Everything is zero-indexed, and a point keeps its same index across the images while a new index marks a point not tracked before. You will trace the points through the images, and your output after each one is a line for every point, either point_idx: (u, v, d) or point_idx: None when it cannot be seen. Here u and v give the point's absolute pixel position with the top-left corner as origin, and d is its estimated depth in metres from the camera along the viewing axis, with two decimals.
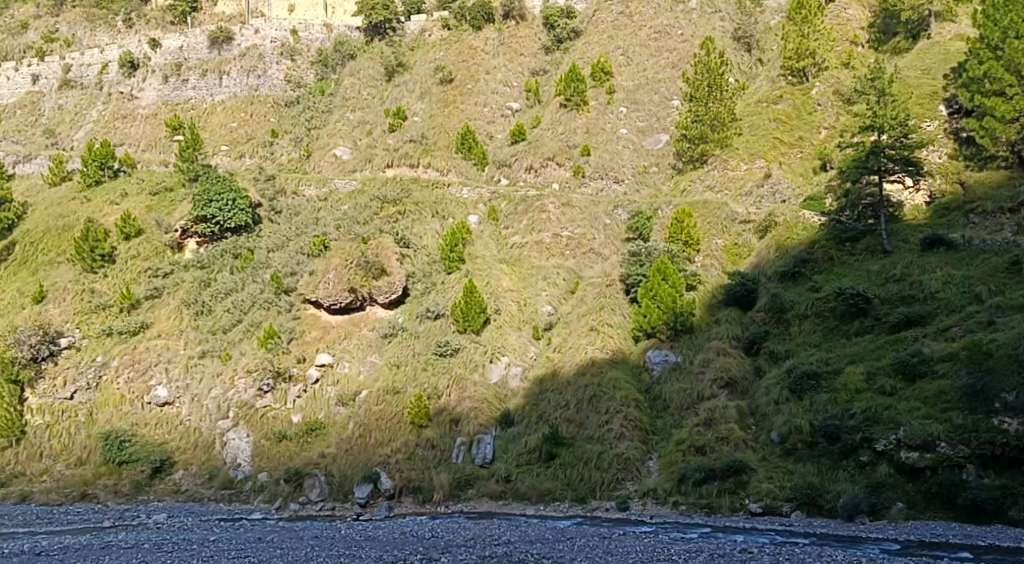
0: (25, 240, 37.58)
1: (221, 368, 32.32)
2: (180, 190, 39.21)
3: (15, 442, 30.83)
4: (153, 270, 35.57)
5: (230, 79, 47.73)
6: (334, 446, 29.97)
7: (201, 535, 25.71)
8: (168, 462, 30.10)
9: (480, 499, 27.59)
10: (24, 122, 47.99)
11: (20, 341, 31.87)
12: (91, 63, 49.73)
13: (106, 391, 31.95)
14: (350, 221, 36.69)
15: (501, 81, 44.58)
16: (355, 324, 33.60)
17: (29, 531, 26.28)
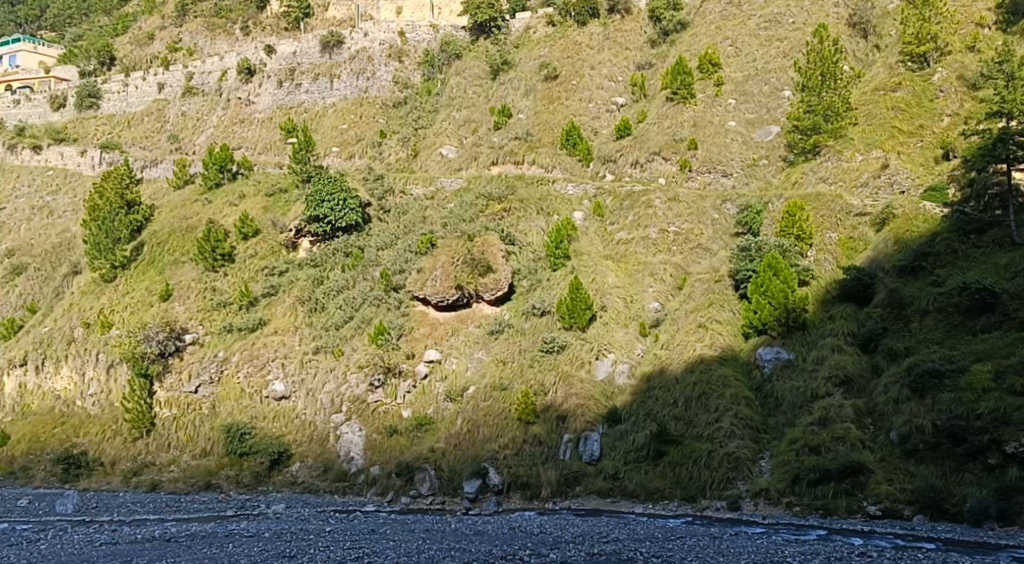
0: (153, 241, 39.35)
1: (334, 364, 33.18)
2: (294, 190, 40.42)
3: (145, 433, 32.48)
4: (270, 269, 36.82)
5: (340, 82, 48.96)
6: (444, 441, 30.39)
7: (318, 526, 26.50)
8: (285, 454, 31.06)
9: (588, 497, 27.51)
10: (150, 129, 50.23)
11: (149, 337, 33.48)
12: (212, 71, 51.84)
13: (228, 385, 33.33)
14: (456, 220, 37.07)
15: (607, 76, 44.36)
16: (462, 321, 34.09)
17: (159, 518, 27.66)
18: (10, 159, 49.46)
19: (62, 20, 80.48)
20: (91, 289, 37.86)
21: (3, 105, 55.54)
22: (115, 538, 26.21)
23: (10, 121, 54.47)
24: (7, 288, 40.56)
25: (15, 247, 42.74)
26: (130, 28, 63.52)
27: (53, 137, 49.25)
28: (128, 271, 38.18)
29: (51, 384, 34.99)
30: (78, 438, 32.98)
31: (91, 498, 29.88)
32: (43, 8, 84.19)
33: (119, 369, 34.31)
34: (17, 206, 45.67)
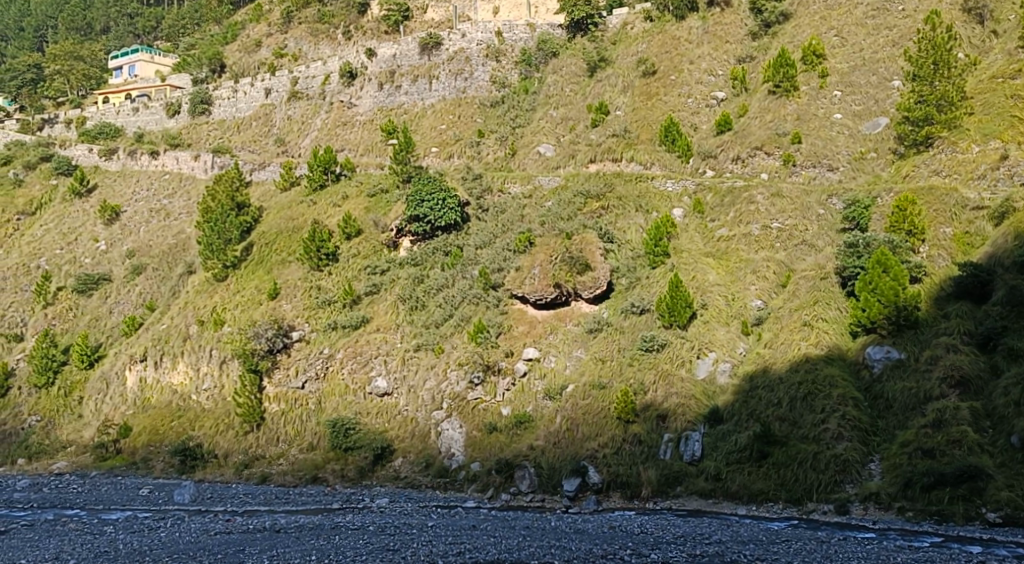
0: (261, 241, 40.66)
1: (435, 361, 33.67)
2: (395, 190, 41.15)
3: (255, 427, 33.65)
4: (372, 268, 37.62)
5: (439, 82, 49.65)
6: (543, 438, 30.42)
7: (420, 520, 26.92)
8: (389, 450, 31.68)
9: (689, 497, 27.13)
10: (258, 133, 51.89)
11: (259, 334, 34.65)
12: (316, 76, 53.14)
13: (332, 381, 34.20)
14: (554, 218, 37.08)
15: (706, 70, 43.66)
16: (560, 319, 34.13)
17: (269, 510, 28.58)
18: (129, 164, 51.04)
19: (176, 30, 84.14)
20: (204, 287, 39.43)
21: (122, 112, 57.78)
22: (228, 527, 27.20)
23: (129, 128, 56.84)
24: (128, 288, 42.57)
25: (135, 248, 44.78)
26: (238, 35, 65.98)
27: (169, 143, 51.33)
28: (238, 270, 39.58)
29: (168, 379, 36.44)
30: (193, 431, 34.38)
31: (206, 488, 31.10)
32: (157, 19, 87.67)
33: (231, 365, 35.63)
34: (136, 208, 47.52)
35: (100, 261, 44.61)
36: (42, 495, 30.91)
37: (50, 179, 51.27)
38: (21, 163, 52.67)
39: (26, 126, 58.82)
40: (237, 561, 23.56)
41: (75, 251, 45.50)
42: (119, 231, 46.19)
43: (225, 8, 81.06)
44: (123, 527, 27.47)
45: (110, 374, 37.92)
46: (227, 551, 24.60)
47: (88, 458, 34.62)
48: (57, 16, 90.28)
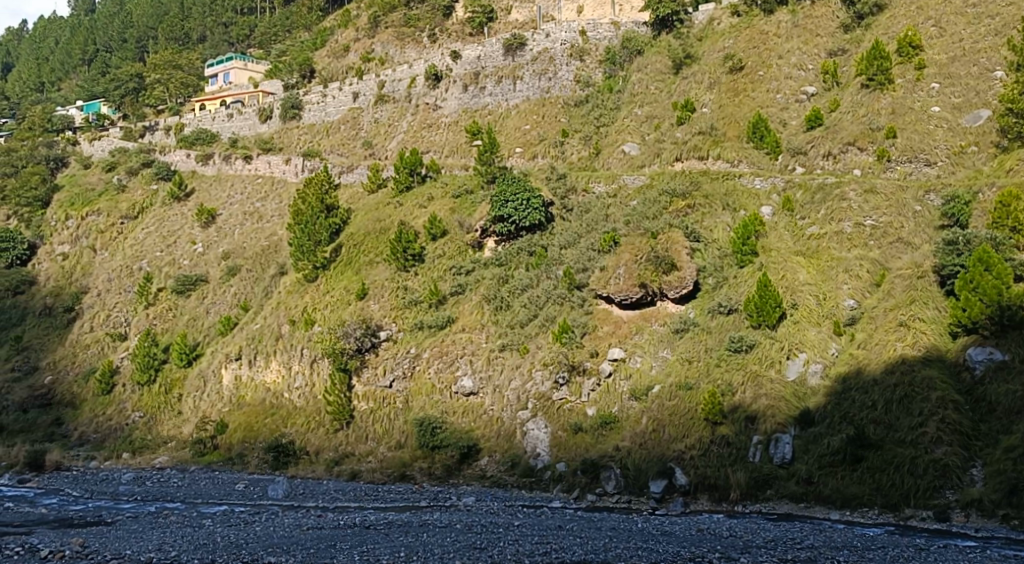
0: (349, 242, 41.49)
1: (520, 361, 33.81)
2: (480, 191, 41.43)
3: (345, 424, 34.43)
4: (458, 268, 38.03)
5: (523, 83, 49.90)
6: (629, 439, 30.14)
7: (507, 519, 27.02)
8: (475, 449, 31.92)
9: (779, 501, 26.51)
10: (346, 136, 52.94)
11: (348, 334, 35.34)
12: (402, 78, 53.93)
13: (419, 380, 34.70)
14: (640, 217, 36.80)
15: (796, 65, 42.64)
16: (646, 319, 33.79)
17: (359, 506, 29.08)
18: (224, 169, 52.62)
19: (268, 37, 86.71)
20: (295, 288, 40.48)
21: (218, 118, 59.48)
22: (320, 523, 27.77)
23: (224, 134, 58.54)
24: (223, 288, 43.91)
25: (230, 250, 46.18)
26: (328, 41, 67.90)
27: (262, 147, 52.76)
28: (328, 271, 40.46)
29: (262, 377, 37.54)
30: (286, 428, 35.33)
31: (299, 484, 31.84)
32: (250, 27, 89.88)
33: (321, 363, 36.43)
34: (231, 211, 49.00)
35: (197, 262, 46.19)
36: (145, 488, 32.14)
37: (151, 184, 53.30)
38: (124, 168, 54.96)
39: (129, 133, 61.14)
40: (329, 556, 24.05)
41: (174, 253, 47.22)
42: (215, 233, 47.71)
43: (314, 15, 82.98)
44: (220, 520, 28.33)
45: (207, 372, 39.27)
46: (319, 546, 25.12)
47: (187, 453, 35.85)
48: (157, 27, 93.48)
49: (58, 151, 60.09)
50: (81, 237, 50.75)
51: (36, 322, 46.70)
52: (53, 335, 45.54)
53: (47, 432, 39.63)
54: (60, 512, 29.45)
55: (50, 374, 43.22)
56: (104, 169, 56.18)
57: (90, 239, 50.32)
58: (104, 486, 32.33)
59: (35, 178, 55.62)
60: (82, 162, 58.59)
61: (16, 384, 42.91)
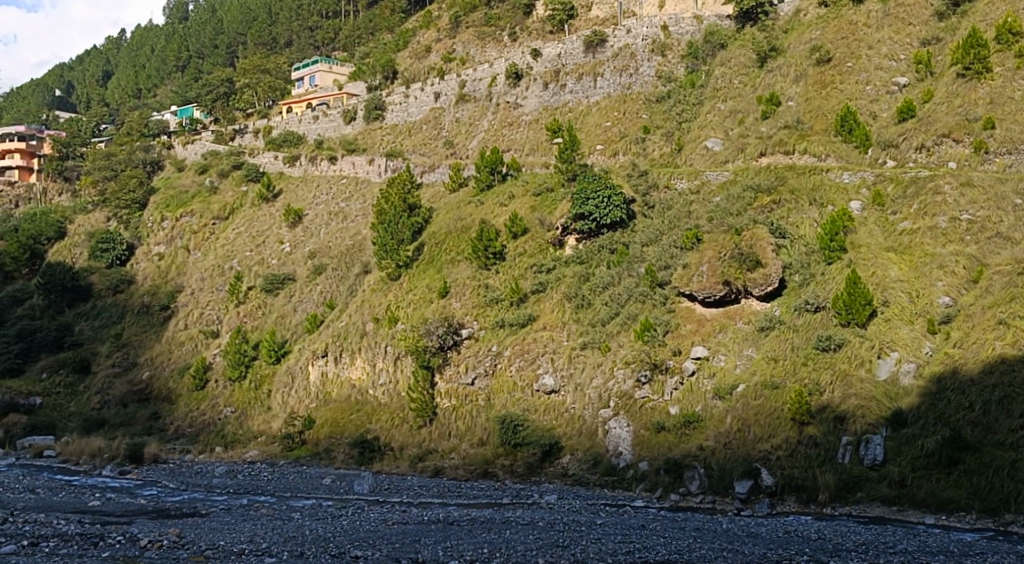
0: (432, 241, 42.02)
1: (602, 360, 33.65)
2: (560, 189, 41.40)
3: (429, 421, 34.94)
4: (539, 266, 38.20)
5: (604, 79, 49.81)
6: (713, 439, 29.55)
7: (590, 518, 26.91)
8: (557, 447, 31.90)
9: (870, 504, 25.67)
10: (428, 136, 53.59)
11: (430, 332, 36.01)
12: (483, 78, 54.43)
13: (501, 378, 34.97)
14: (723, 214, 36.24)
15: (886, 55, 41.38)
16: (730, 317, 33.17)
17: (443, 502, 29.33)
18: (311, 170, 53.70)
19: (352, 40, 88.01)
20: (379, 286, 41.23)
21: (304, 120, 60.73)
22: (404, 518, 28.12)
23: (310, 135, 59.72)
24: (310, 287, 44.90)
25: (316, 249, 47.19)
26: (410, 42, 69.36)
27: (346, 148, 53.67)
28: (410, 270, 41.11)
29: (348, 374, 38.37)
30: (371, 424, 36.00)
31: (384, 480, 32.32)
32: (334, 30, 91.08)
33: (405, 361, 36.98)
34: (317, 211, 49.98)
35: (285, 261, 47.39)
36: (237, 481, 33.11)
37: (241, 185, 54.91)
38: (216, 171, 56.83)
39: (220, 136, 62.96)
40: (414, 551, 24.36)
41: (263, 253, 48.57)
42: (301, 233, 48.82)
43: (397, 17, 83.92)
44: (309, 514, 28.97)
45: (295, 368, 40.28)
46: (404, 540, 25.47)
47: (276, 448, 36.71)
48: (246, 32, 95.98)
49: (154, 154, 62.48)
50: (176, 237, 52.94)
51: (135, 320, 48.69)
52: (150, 332, 47.39)
53: (146, 426, 41.21)
54: (159, 503, 30.57)
55: (148, 370, 44.97)
56: (197, 171, 58.19)
57: (184, 240, 52.33)
58: (198, 478, 33.42)
59: (133, 181, 57.97)
60: (176, 165, 60.82)
61: (116, 379, 44.80)
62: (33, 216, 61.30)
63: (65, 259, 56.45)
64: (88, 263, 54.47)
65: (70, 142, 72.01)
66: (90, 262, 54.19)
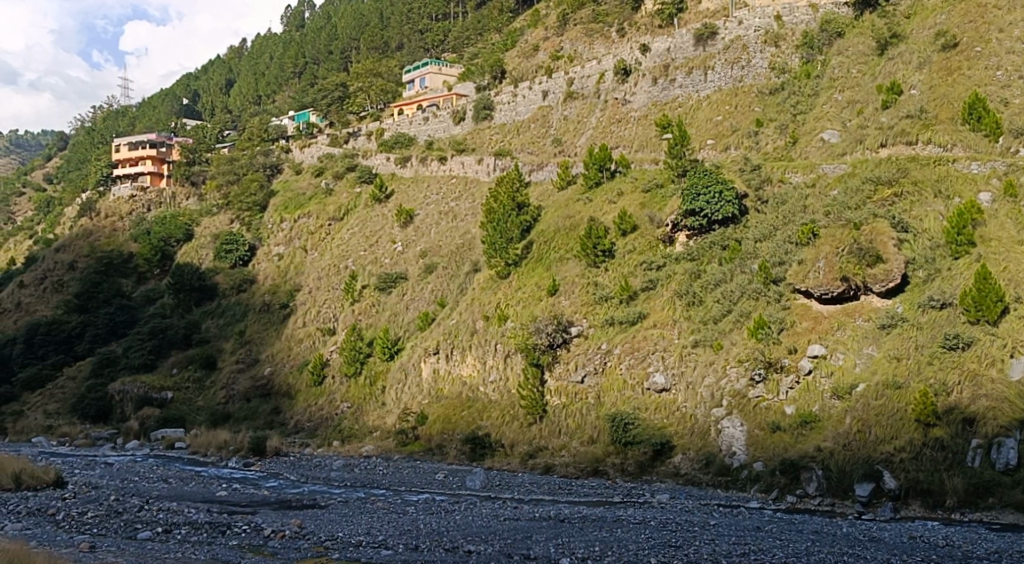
0: (540, 239, 42.32)
1: (714, 358, 33.05)
2: (670, 185, 40.96)
3: (539, 419, 35.10)
4: (649, 263, 37.89)
5: (715, 73, 49.07)
6: (832, 440, 28.45)
7: (703, 518, 26.46)
8: (668, 446, 31.44)
9: (1002, 511, 24.51)
10: (536, 135, 53.89)
11: (540, 329, 36.26)
12: (591, 75, 54.55)
13: (611, 376, 34.85)
14: (841, 207, 35.00)
15: (1019, 37, 39.22)
16: (849, 314, 31.81)
17: (554, 499, 29.41)
18: (421, 170, 54.64)
19: (461, 41, 89.92)
20: (488, 285, 41.86)
21: (415, 121, 61.97)
22: (516, 514, 28.28)
23: (420, 136, 60.86)
24: (421, 286, 45.70)
25: (426, 249, 48.06)
26: (517, 42, 70.29)
27: (456, 148, 54.36)
28: (519, 268, 41.56)
29: (459, 371, 39.06)
30: (482, 420, 36.44)
31: (495, 476, 32.57)
32: (444, 32, 92.36)
33: (515, 358, 37.41)
34: (428, 211, 50.75)
35: (397, 261, 48.38)
36: (354, 474, 34.00)
37: (354, 187, 56.25)
38: (332, 173, 58.54)
39: (335, 138, 64.77)
40: (525, 547, 24.47)
41: (376, 253, 49.76)
42: (413, 233, 49.68)
43: (504, 17, 86.16)
44: (423, 508, 29.50)
45: (408, 365, 41.19)
46: (515, 536, 25.64)
47: (391, 443, 37.53)
48: (359, 37, 98.26)
49: (274, 158, 64.87)
50: (294, 238, 54.89)
51: (257, 317, 50.66)
52: (271, 330, 49.21)
53: (268, 420, 42.80)
54: (281, 495, 31.69)
55: (269, 366, 46.66)
56: (314, 174, 60.15)
57: (302, 240, 54.19)
58: (317, 471, 34.46)
59: (254, 185, 60.35)
60: (294, 168, 62.98)
61: (240, 374, 46.65)
62: (163, 218, 64.56)
63: (193, 260, 59.33)
64: (214, 264, 57.18)
65: (197, 148, 75.25)
66: (216, 263, 57.06)
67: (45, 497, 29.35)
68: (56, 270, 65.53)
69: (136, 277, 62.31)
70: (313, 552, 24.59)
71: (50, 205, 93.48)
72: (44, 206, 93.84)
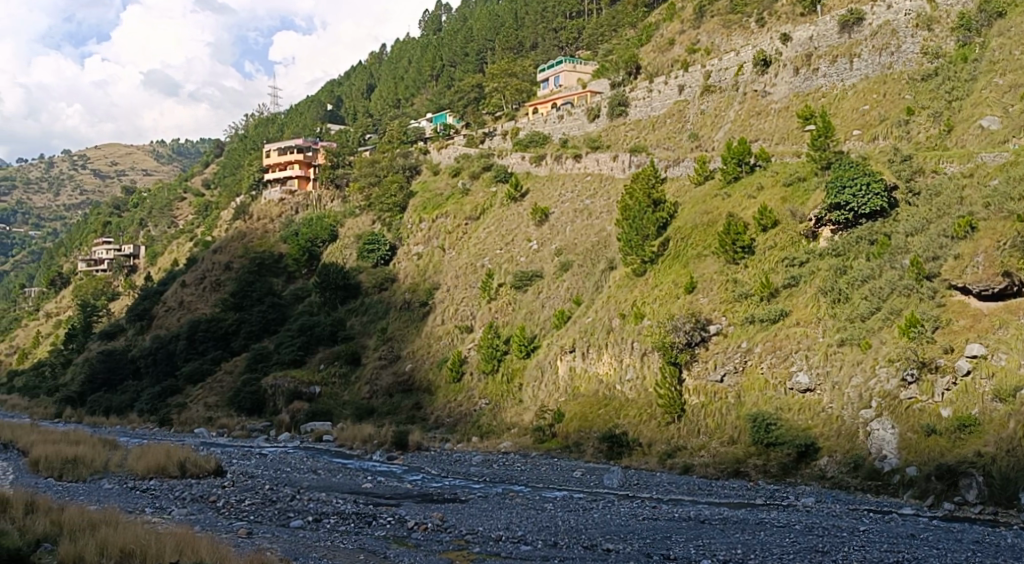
0: (677, 236, 41.95)
1: (862, 357, 31.60)
2: (813, 178, 39.80)
3: (677, 418, 34.75)
4: (791, 260, 36.78)
5: (861, 61, 47.24)
6: (994, 445, 26.32)
7: (852, 523, 25.33)
8: (813, 447, 30.34)
9: None
10: (673, 130, 53.26)
11: (677, 327, 35.94)
12: (729, 67, 53.81)
13: (752, 375, 34.06)
14: (1002, 197, 32.10)
15: None
16: (1012, 311, 29.40)
17: (694, 500, 28.86)
18: (556, 168, 54.70)
19: (595, 38, 90.80)
20: (624, 283, 41.78)
21: (549, 120, 62.33)
22: (655, 514, 27.92)
23: (555, 135, 61.09)
24: (557, 284, 45.88)
25: (562, 247, 48.20)
26: (653, 36, 69.81)
27: (591, 146, 54.39)
28: (655, 265, 41.29)
29: (595, 369, 39.14)
30: (620, 419, 36.38)
31: (633, 475, 32.30)
32: (578, 31, 94.11)
33: (652, 357, 37.17)
34: (562, 209, 50.81)
35: (533, 259, 48.74)
36: (493, 470, 34.49)
37: (491, 186, 57.05)
38: (468, 174, 59.60)
39: (471, 139, 65.89)
40: (665, 547, 24.17)
41: (512, 251, 50.30)
42: (548, 231, 49.95)
43: (639, 12, 86.28)
44: (561, 505, 29.55)
45: (545, 363, 41.57)
46: (655, 536, 25.31)
47: (529, 439, 37.91)
48: (495, 39, 98.71)
49: (412, 159, 66.64)
50: (433, 238, 56.35)
51: (398, 315, 52.36)
52: (411, 328, 50.70)
53: (409, 415, 43.95)
54: (423, 488, 32.45)
55: (410, 362, 48.04)
56: (451, 174, 61.54)
57: (440, 240, 55.52)
58: (457, 466, 35.12)
59: (394, 186, 62.07)
60: (432, 169, 64.44)
61: (383, 370, 48.20)
62: (310, 221, 67.46)
63: (338, 260, 61.80)
64: (358, 263, 59.59)
65: (340, 152, 78.11)
66: (360, 263, 59.34)
67: (207, 485, 31.06)
68: (214, 270, 69.49)
69: (285, 276, 65.34)
70: (454, 545, 25.04)
71: (208, 209, 99.24)
72: (203, 210, 99.79)
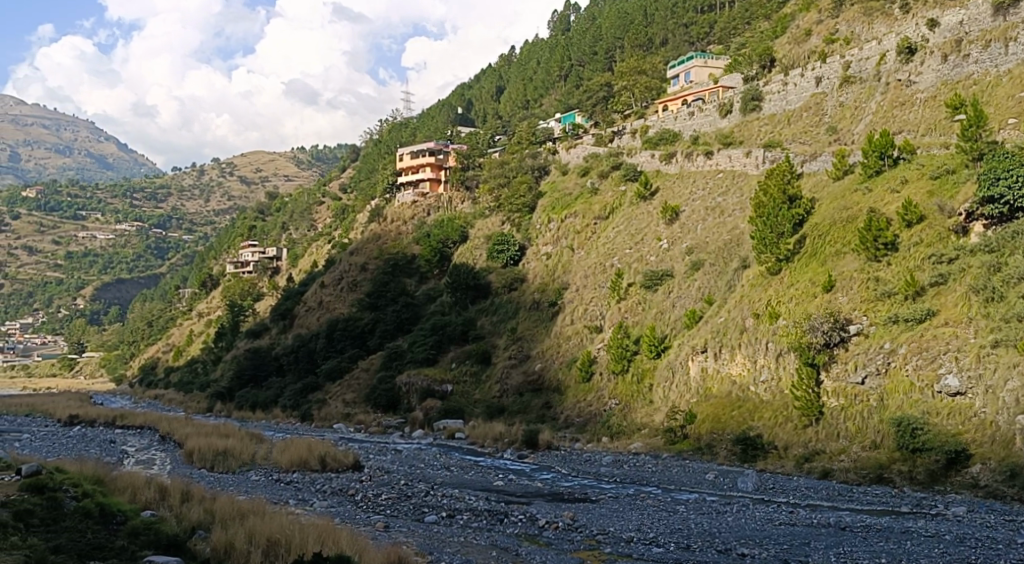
0: (814, 233, 40.61)
1: (1019, 360, 29.32)
2: (963, 170, 37.70)
3: (814, 421, 33.71)
4: (938, 256, 34.89)
5: (1017, 44, 43.61)
6: None
7: (1009, 535, 23.79)
8: (964, 454, 28.68)
9: None
10: (810, 123, 51.96)
11: (815, 328, 34.91)
12: (870, 57, 52.00)
13: (896, 377, 32.49)
14: None
15: None
16: None
17: (834, 506, 27.80)
18: (686, 165, 53.88)
19: (728, 32, 89.45)
20: (759, 281, 40.91)
21: (680, 117, 61.51)
22: (792, 519, 27.07)
23: (686, 132, 60.18)
24: (688, 283, 45.19)
25: (694, 245, 47.37)
26: (788, 27, 69.43)
27: (722, 141, 54.34)
28: (791, 263, 40.18)
29: (728, 370, 38.42)
30: (755, 421, 35.59)
31: (768, 479, 31.47)
32: (709, 25, 93.61)
33: (788, 357, 36.22)
34: (693, 207, 50.01)
35: (664, 258, 48.18)
36: (623, 470, 34.28)
37: (620, 184, 56.70)
38: (597, 173, 59.61)
39: (600, 139, 65.77)
40: (803, 554, 23.44)
41: (642, 250, 49.90)
42: (679, 229, 49.29)
43: (774, 3, 86.84)
44: (694, 507, 29.11)
45: (676, 363, 41.03)
46: (793, 542, 24.54)
47: (660, 440, 37.66)
48: (624, 36, 97.57)
49: (541, 160, 67.18)
50: (563, 237, 56.66)
51: (527, 315, 52.92)
52: (539, 328, 51.05)
53: (540, 414, 44.41)
54: (553, 487, 32.56)
55: (540, 361, 48.38)
56: (580, 174, 61.59)
57: (569, 240, 55.74)
58: (588, 466, 35.10)
59: (523, 187, 63.06)
60: (560, 169, 64.76)
61: (513, 369, 48.77)
62: (441, 223, 68.82)
63: (468, 260, 63.05)
64: (487, 264, 60.70)
65: (470, 154, 79.97)
66: (489, 263, 60.44)
67: (345, 479, 32.13)
68: (350, 271, 71.99)
69: (417, 276, 66.92)
70: (586, 545, 25.00)
71: (344, 211, 102.86)
72: (339, 212, 103.52)
